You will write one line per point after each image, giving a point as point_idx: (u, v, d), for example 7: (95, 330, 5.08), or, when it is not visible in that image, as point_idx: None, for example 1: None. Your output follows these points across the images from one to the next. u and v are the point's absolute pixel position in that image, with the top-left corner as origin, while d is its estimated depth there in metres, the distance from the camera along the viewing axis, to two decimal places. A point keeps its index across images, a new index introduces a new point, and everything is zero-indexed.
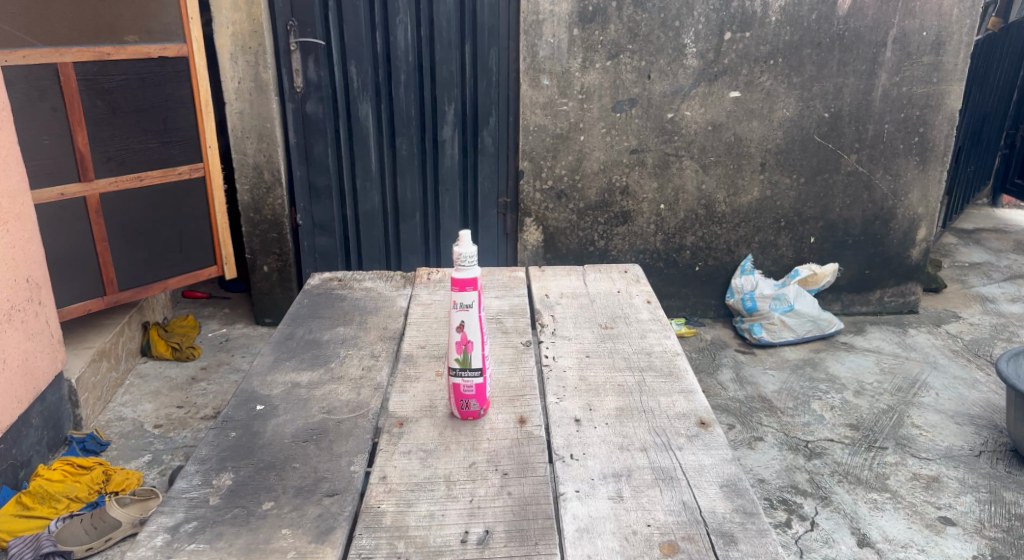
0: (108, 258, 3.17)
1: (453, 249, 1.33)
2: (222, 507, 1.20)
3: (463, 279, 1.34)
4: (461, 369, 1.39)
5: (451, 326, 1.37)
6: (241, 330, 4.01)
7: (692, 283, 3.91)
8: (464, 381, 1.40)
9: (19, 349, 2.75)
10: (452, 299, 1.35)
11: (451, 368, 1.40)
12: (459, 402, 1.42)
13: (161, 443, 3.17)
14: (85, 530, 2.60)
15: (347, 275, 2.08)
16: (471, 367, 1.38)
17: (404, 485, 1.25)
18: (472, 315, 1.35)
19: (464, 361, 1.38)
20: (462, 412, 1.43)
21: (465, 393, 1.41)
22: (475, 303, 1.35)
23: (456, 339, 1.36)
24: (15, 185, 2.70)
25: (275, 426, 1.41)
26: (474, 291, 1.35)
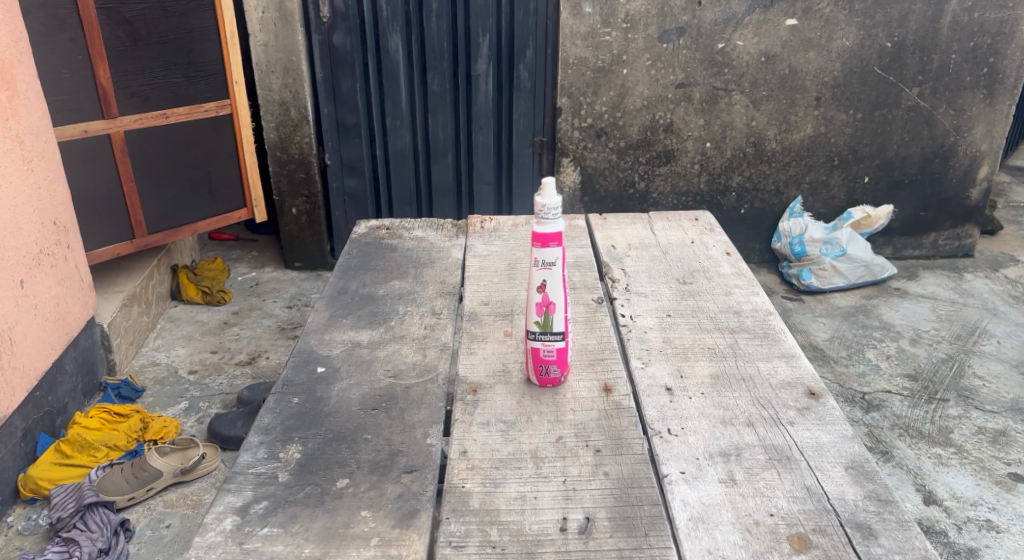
0: (137, 200, 3.05)
1: (535, 200, 1.17)
2: (293, 485, 1.10)
3: (545, 235, 1.20)
4: (541, 333, 1.26)
5: (531, 285, 1.23)
6: (271, 274, 3.89)
7: (737, 225, 3.73)
8: (544, 345, 1.27)
9: (47, 296, 2.68)
10: (534, 257, 1.21)
11: (529, 331, 1.27)
12: (537, 368, 1.30)
13: (197, 389, 3.11)
14: (127, 479, 2.54)
15: (395, 223, 1.94)
16: (552, 332, 1.26)
17: (487, 462, 1.14)
18: (556, 276, 1.21)
19: (546, 326, 1.25)
20: (540, 378, 1.31)
21: (544, 359, 1.29)
22: (559, 263, 1.21)
23: (536, 300, 1.23)
24: (38, 123, 2.58)
25: (340, 392, 1.30)
26: (558, 247, 1.21)
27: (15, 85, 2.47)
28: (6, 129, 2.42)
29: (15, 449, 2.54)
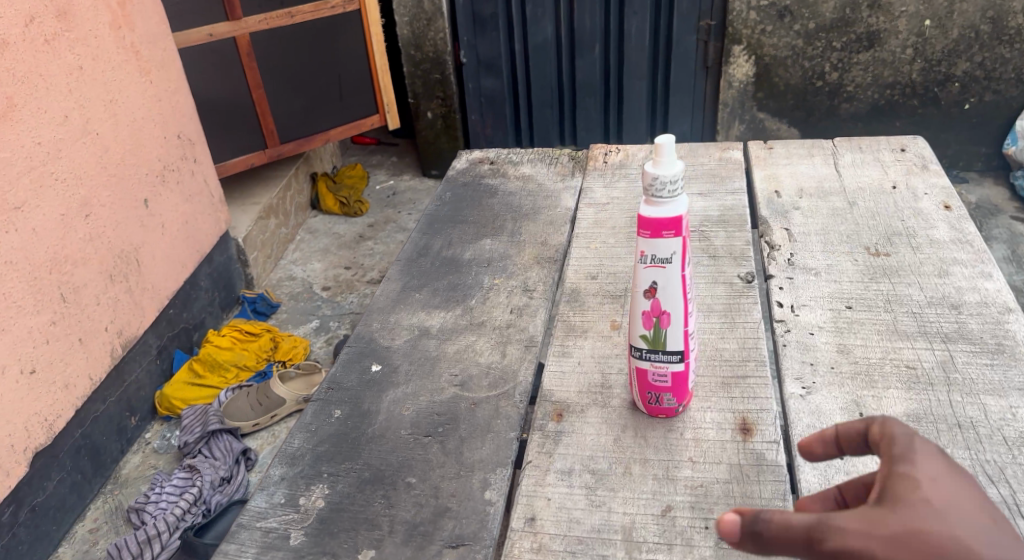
0: (266, 108, 2.85)
1: (643, 171, 0.80)
2: (306, 551, 0.84)
3: (657, 218, 0.81)
4: (649, 352, 0.88)
5: (635, 287, 0.85)
6: (408, 183, 3.69)
7: (957, 125, 2.88)
8: (654, 368, 0.89)
9: (175, 215, 2.51)
10: (639, 250, 0.83)
11: (633, 347, 0.89)
12: (646, 395, 0.93)
13: (329, 308, 2.97)
14: (251, 405, 2.44)
15: (501, 156, 1.59)
16: (667, 351, 0.87)
17: (560, 541, 0.82)
18: (675, 277, 0.82)
19: (657, 344, 0.87)
20: (651, 407, 0.94)
21: (655, 386, 0.91)
22: (679, 258, 0.82)
23: (642, 310, 0.85)
24: (154, 27, 2.36)
25: (391, 406, 1.01)
26: (678, 238, 0.81)
27: None
28: (119, 38, 2.21)
29: (151, 367, 2.46)
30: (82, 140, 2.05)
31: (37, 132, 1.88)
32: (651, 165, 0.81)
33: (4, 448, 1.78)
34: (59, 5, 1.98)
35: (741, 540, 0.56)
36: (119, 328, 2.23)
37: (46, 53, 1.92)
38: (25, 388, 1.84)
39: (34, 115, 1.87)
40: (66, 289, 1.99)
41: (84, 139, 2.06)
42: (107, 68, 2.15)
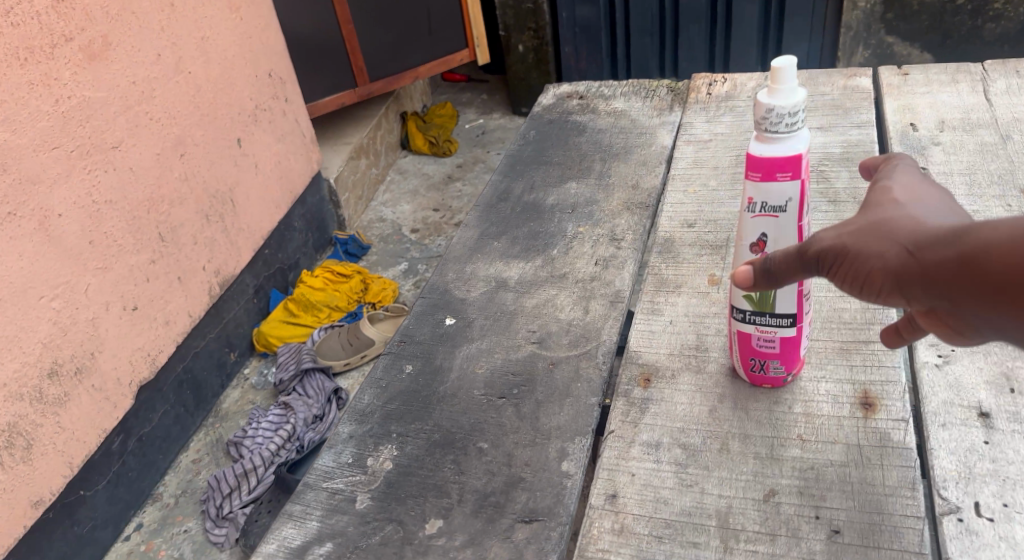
0: (356, 45, 2.80)
1: (755, 103, 0.68)
2: (373, 516, 0.78)
3: (770, 158, 0.68)
4: (754, 314, 0.77)
5: (740, 239, 0.73)
6: (498, 122, 3.58)
7: None
8: (759, 332, 0.78)
9: (268, 155, 2.50)
10: (746, 196, 0.71)
11: (735, 309, 0.78)
12: (748, 363, 0.82)
13: (417, 251, 2.94)
14: (343, 345, 2.46)
15: (592, 90, 1.46)
16: (776, 314, 0.76)
17: (645, 524, 0.73)
18: (791, 229, 0.70)
19: (765, 305, 0.75)
20: (754, 375, 0.83)
21: (761, 353, 0.80)
22: (795, 207, 0.69)
23: (748, 266, 0.73)
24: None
25: (465, 362, 0.93)
26: (795, 183, 0.68)
27: None
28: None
29: (247, 305, 2.51)
30: (175, 79, 2.05)
31: (131, 71, 1.88)
32: (765, 93, 0.68)
33: (111, 381, 1.83)
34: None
35: (754, 281, 0.67)
36: (216, 267, 2.27)
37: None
38: (128, 324, 1.89)
39: (127, 54, 1.87)
40: (163, 227, 2.02)
41: (176, 78, 2.05)
42: (198, 5, 2.13)
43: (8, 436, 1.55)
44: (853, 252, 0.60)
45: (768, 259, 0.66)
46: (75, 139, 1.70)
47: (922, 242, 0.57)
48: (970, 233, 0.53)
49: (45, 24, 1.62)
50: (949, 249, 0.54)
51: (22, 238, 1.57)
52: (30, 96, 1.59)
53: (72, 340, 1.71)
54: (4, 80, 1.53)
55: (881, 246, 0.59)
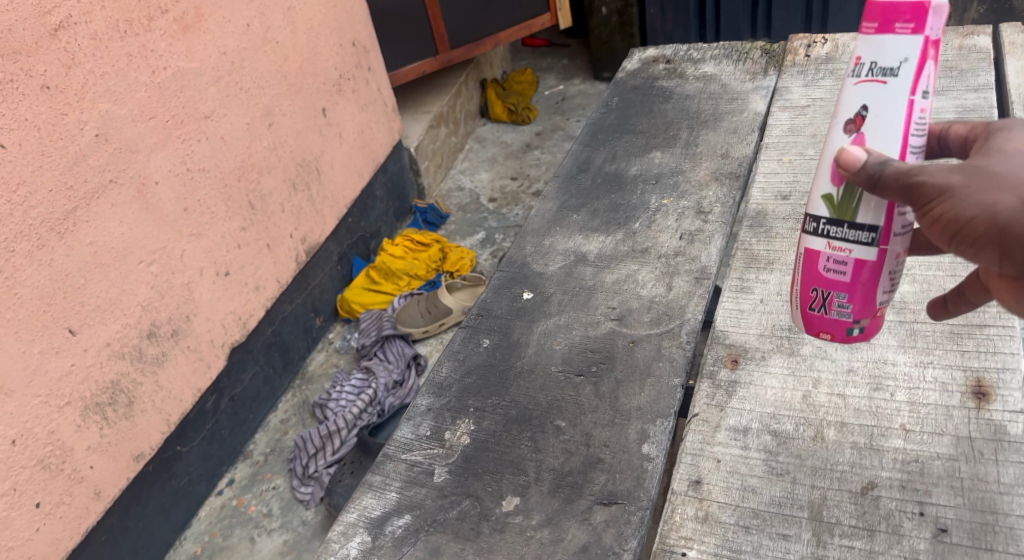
0: (438, 12, 2.77)
1: None
2: (451, 491, 0.77)
3: (893, 5, 0.62)
4: (829, 226, 0.68)
5: (838, 119, 0.66)
6: (579, 88, 3.50)
7: None
8: (832, 252, 0.68)
9: (351, 124, 2.53)
10: (857, 56, 0.64)
11: (812, 221, 0.69)
12: (810, 296, 0.72)
13: (496, 220, 2.93)
14: (421, 313, 2.49)
15: (679, 54, 1.40)
16: (855, 226, 0.66)
17: (732, 512, 0.70)
18: (897, 99, 0.62)
19: (845, 212, 0.66)
20: (815, 319, 0.73)
21: (826, 283, 0.70)
22: (910, 71, 0.61)
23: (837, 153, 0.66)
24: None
25: (543, 336, 0.91)
26: (914, 37, 0.61)
27: None
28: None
29: (331, 272, 2.56)
30: (263, 49, 2.08)
31: (222, 42, 1.91)
32: None
33: (205, 343, 1.90)
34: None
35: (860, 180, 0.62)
36: (303, 234, 2.33)
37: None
38: (220, 289, 1.95)
39: (220, 25, 1.90)
40: (253, 196, 2.07)
41: (264, 48, 2.08)
42: None
43: (111, 394, 1.62)
44: (961, 197, 0.58)
45: (865, 166, 0.62)
46: (169, 108, 1.74)
47: None
48: None
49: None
50: None
51: (123, 205, 1.62)
52: (128, 69, 1.62)
53: (168, 304, 1.77)
54: (106, 53, 1.57)
55: (996, 201, 0.57)
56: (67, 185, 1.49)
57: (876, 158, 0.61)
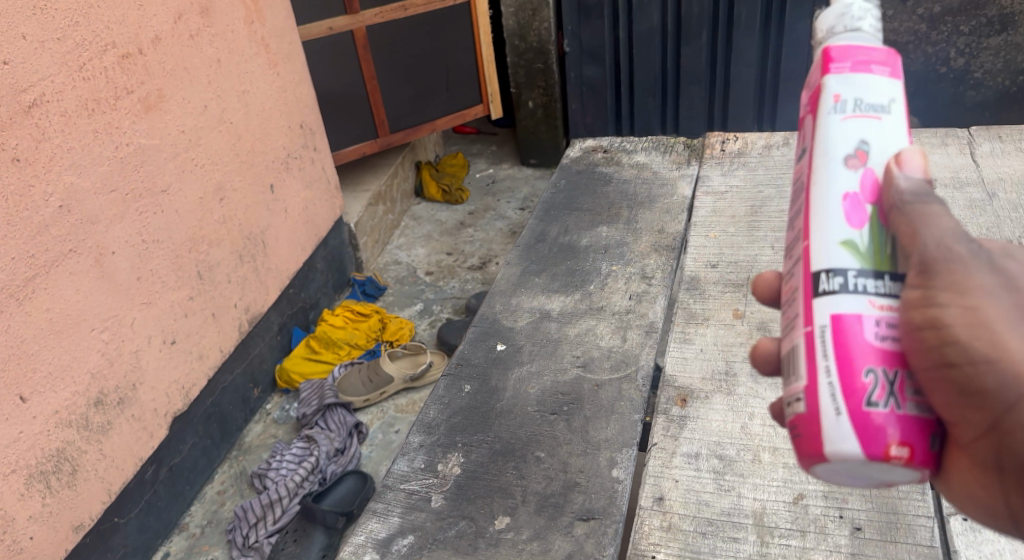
0: (379, 99, 2.95)
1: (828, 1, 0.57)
2: (446, 515, 0.88)
3: (858, 48, 0.55)
4: (863, 280, 0.52)
5: (825, 160, 0.55)
6: (507, 171, 3.70)
7: None
8: (872, 316, 0.51)
9: (296, 200, 2.64)
10: (834, 97, 0.55)
11: (834, 282, 0.52)
12: (873, 387, 0.50)
13: (433, 292, 3.06)
14: (363, 382, 2.55)
15: (615, 144, 1.60)
16: (895, 278, 0.53)
17: (690, 521, 0.83)
18: (897, 135, 0.55)
19: (878, 260, 0.53)
20: (891, 429, 0.49)
21: (893, 354, 0.51)
22: (900, 109, 0.55)
23: (848, 192, 0.54)
24: (283, 22, 2.46)
25: (517, 382, 1.05)
26: (893, 76, 0.55)
27: None
28: (252, 33, 2.32)
29: (271, 343, 2.61)
30: (218, 128, 2.18)
31: (181, 121, 2.01)
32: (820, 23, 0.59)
33: (149, 411, 1.92)
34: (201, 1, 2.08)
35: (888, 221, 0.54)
36: (247, 305, 2.38)
37: (191, 46, 2.05)
38: (167, 357, 1.98)
39: (180, 105, 2.01)
40: (202, 266, 2.13)
41: (219, 128, 2.19)
42: (241, 63, 2.28)
43: (56, 462, 1.63)
44: (980, 318, 0.51)
45: (896, 196, 0.53)
46: (129, 182, 1.82)
47: None
48: None
49: (111, 79, 1.75)
50: None
51: (80, 273, 1.67)
52: (94, 144, 1.70)
53: (117, 371, 1.79)
54: (73, 129, 1.64)
55: (1006, 344, 0.51)
56: (28, 253, 1.54)
57: (912, 194, 0.53)
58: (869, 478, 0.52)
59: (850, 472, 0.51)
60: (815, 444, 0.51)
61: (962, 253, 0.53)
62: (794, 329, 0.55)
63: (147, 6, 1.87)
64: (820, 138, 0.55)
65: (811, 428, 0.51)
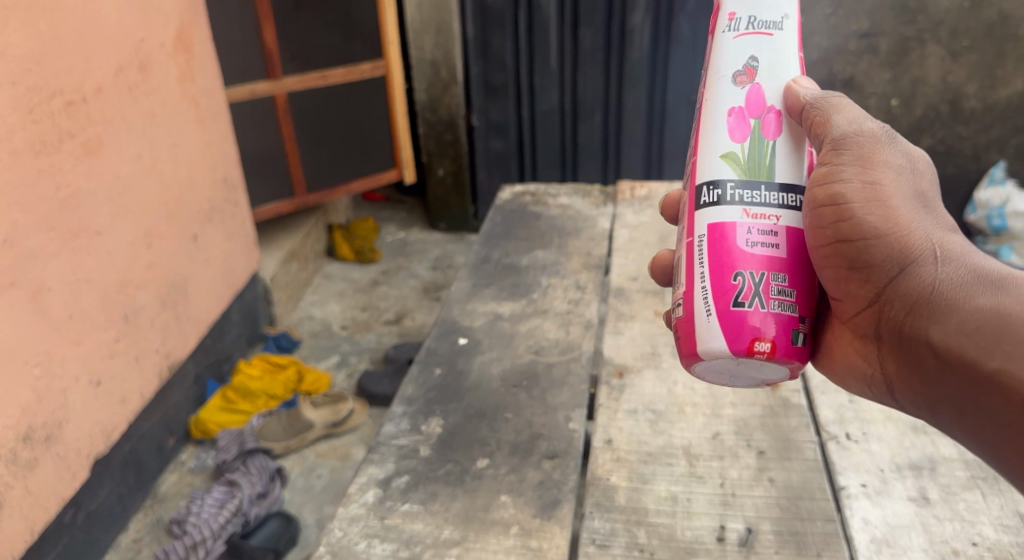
0: (297, 159, 2.87)
1: None
2: (435, 460, 1.04)
3: None
4: (741, 195, 0.76)
5: (723, 75, 0.78)
6: (418, 235, 3.81)
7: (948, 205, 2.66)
8: (749, 226, 0.75)
9: (217, 250, 2.44)
10: (727, 15, 0.78)
11: (720, 187, 0.77)
12: (737, 290, 0.74)
13: (348, 345, 2.97)
14: (284, 428, 2.34)
15: (540, 189, 1.86)
16: (770, 185, 0.76)
17: (634, 454, 1.04)
18: (781, 47, 0.77)
19: (750, 168, 0.76)
20: (744, 326, 0.74)
21: (752, 262, 0.75)
22: (790, 25, 0.76)
23: (733, 107, 0.78)
24: (212, 80, 2.38)
25: (481, 366, 1.24)
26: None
27: (192, 49, 2.27)
28: (184, 89, 2.22)
29: (187, 392, 2.35)
30: (148, 176, 2.05)
31: (116, 167, 1.91)
32: None
33: (73, 450, 1.76)
34: (139, 56, 2.01)
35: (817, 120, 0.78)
36: (167, 351, 2.16)
37: (128, 98, 1.96)
38: (93, 399, 1.83)
39: (118, 153, 1.91)
40: (129, 309, 1.97)
41: (150, 176, 2.06)
42: (172, 115, 2.16)
43: None
44: (877, 198, 0.77)
45: (804, 99, 0.77)
46: (67, 222, 1.75)
47: (924, 261, 0.77)
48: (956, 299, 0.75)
49: (56, 123, 1.70)
50: (927, 285, 0.77)
51: (17, 307, 1.60)
52: (37, 184, 1.65)
53: (46, 407, 1.67)
54: (17, 165, 1.60)
55: (894, 219, 0.77)
56: None
57: (824, 95, 0.77)
58: (740, 365, 0.77)
59: (721, 364, 0.78)
60: (696, 341, 0.77)
61: (868, 144, 0.78)
62: (685, 240, 0.81)
63: (92, 57, 1.82)
64: (720, 52, 0.79)
65: (692, 329, 0.77)
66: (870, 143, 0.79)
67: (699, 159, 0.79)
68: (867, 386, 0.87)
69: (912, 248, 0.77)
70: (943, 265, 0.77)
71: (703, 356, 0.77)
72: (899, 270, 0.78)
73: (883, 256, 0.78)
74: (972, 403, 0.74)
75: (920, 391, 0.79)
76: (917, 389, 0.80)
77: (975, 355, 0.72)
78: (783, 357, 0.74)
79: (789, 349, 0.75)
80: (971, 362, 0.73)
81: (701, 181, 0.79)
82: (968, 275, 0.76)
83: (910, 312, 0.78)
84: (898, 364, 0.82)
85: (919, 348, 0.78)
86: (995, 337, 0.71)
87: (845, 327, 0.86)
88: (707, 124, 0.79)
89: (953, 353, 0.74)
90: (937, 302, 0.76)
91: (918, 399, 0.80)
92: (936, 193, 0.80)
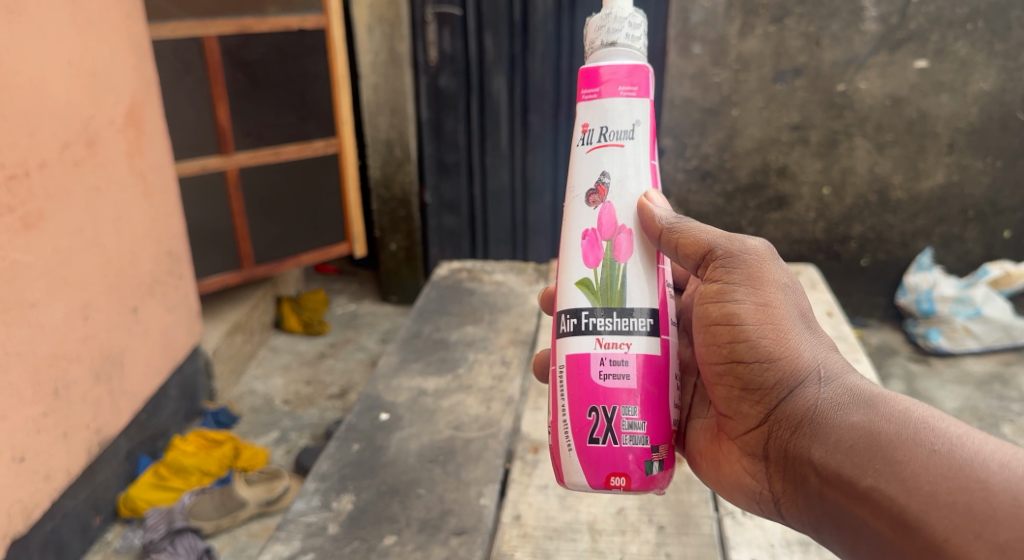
0: (245, 231, 2.88)
1: (596, 52, 0.84)
2: (341, 538, 1.06)
3: (614, 74, 0.82)
4: (599, 328, 0.82)
5: (577, 194, 0.84)
6: (368, 307, 3.82)
7: (878, 287, 2.79)
8: (605, 360, 0.82)
9: (157, 324, 2.41)
10: (584, 126, 0.84)
11: (576, 312, 0.83)
12: (592, 427, 0.82)
13: (289, 420, 2.91)
14: (216, 506, 2.25)
15: (477, 266, 1.92)
16: (625, 312, 0.82)
17: (540, 530, 1.06)
18: (633, 156, 0.83)
19: (598, 293, 0.83)
20: (601, 461, 0.82)
21: (605, 398, 0.82)
22: (641, 131, 0.83)
23: (586, 229, 0.84)
24: (162, 156, 2.41)
25: (399, 441, 1.25)
26: (641, 102, 0.83)
27: (143, 126, 2.32)
28: (132, 165, 2.25)
29: (118, 469, 2.27)
30: (88, 251, 2.04)
31: (55, 241, 1.91)
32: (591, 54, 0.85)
33: None
34: (88, 133, 2.04)
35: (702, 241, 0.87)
36: (99, 426, 2.11)
37: (73, 174, 1.97)
38: (14, 475, 1.76)
39: (57, 227, 1.91)
40: (59, 384, 1.93)
41: (91, 251, 2.06)
42: (117, 190, 2.17)
43: None
44: (765, 318, 0.85)
45: (660, 222, 0.84)
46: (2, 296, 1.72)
47: (809, 380, 0.83)
48: (836, 415, 0.79)
49: None
50: (812, 402, 0.82)
51: None
52: None
53: None
54: None
55: (783, 339, 0.85)
56: None
57: (676, 220, 0.85)
58: (603, 489, 0.86)
59: (588, 488, 0.86)
60: (562, 473, 0.85)
61: (755, 264, 0.87)
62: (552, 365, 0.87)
63: (37, 134, 1.84)
64: (577, 168, 0.85)
65: (558, 462, 0.85)
66: (756, 265, 0.87)
67: (559, 285, 0.85)
68: (757, 504, 0.89)
69: (797, 367, 0.84)
70: (826, 384, 0.82)
71: (569, 485, 0.85)
72: (789, 387, 0.84)
73: (775, 375, 0.85)
74: (847, 521, 0.76)
75: (803, 510, 0.82)
76: (801, 510, 0.83)
77: (851, 473, 0.75)
78: (639, 485, 0.83)
79: (645, 476, 0.83)
80: (848, 479, 0.76)
81: (562, 309, 0.85)
82: (847, 395, 0.80)
83: (795, 432, 0.82)
84: (783, 483, 0.85)
85: (803, 466, 0.81)
86: (868, 455, 0.75)
87: (737, 443, 0.91)
88: (565, 247, 0.85)
89: (831, 470, 0.77)
90: (817, 420, 0.80)
91: (803, 517, 0.82)
92: (817, 316, 0.88)
